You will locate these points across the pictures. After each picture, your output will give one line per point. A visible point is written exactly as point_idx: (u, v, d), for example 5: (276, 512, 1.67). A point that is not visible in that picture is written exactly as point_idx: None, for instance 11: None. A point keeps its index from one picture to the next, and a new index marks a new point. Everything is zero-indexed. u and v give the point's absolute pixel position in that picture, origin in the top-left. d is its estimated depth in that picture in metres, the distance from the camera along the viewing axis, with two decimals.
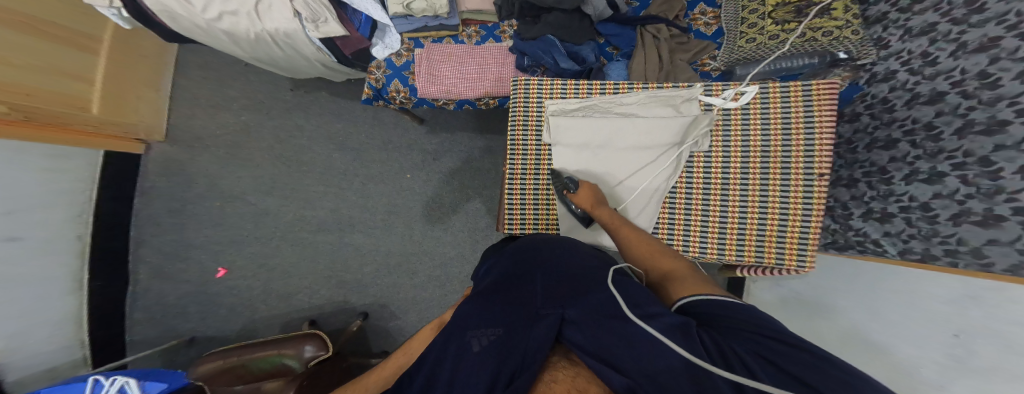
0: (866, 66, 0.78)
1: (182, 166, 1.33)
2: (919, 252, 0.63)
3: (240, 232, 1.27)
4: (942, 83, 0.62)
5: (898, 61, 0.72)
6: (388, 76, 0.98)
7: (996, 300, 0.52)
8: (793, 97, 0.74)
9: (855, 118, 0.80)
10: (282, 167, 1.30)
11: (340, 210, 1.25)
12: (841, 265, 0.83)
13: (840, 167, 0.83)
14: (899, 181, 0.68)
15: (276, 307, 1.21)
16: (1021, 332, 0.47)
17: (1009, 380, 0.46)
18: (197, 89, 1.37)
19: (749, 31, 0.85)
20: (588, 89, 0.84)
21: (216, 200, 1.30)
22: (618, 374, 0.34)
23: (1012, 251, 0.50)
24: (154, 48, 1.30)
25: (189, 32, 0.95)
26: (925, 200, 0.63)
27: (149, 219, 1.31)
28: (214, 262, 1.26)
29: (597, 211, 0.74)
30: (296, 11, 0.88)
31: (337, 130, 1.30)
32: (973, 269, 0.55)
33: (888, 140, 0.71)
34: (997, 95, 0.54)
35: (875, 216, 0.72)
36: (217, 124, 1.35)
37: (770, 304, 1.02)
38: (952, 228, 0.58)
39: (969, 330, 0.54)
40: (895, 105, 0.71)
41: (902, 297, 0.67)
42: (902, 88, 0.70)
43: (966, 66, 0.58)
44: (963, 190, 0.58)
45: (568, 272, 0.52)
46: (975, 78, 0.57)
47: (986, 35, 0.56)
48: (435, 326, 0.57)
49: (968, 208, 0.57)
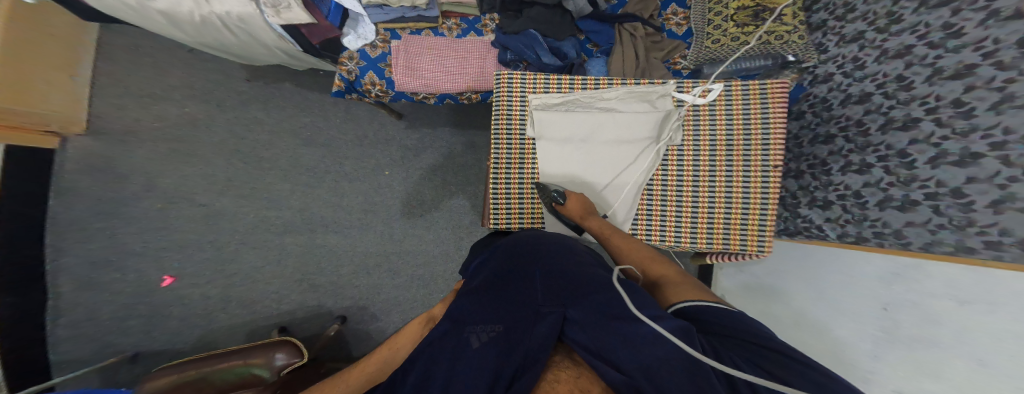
0: (809, 69, 0.88)
1: (111, 162, 1.16)
2: (853, 235, 0.73)
3: (191, 236, 1.14)
4: (868, 85, 0.72)
5: (834, 65, 0.82)
6: (362, 67, 0.94)
7: (916, 275, 0.63)
8: (753, 97, 0.81)
9: (801, 115, 0.90)
10: (239, 164, 1.19)
11: (309, 209, 1.17)
12: (793, 250, 0.94)
13: (791, 160, 0.92)
14: (837, 173, 0.78)
15: (239, 316, 1.11)
16: (941, 304, 0.57)
17: (930, 347, 0.58)
18: (125, 75, 1.21)
19: (714, 32, 0.92)
20: (570, 83, 0.85)
21: (158, 201, 1.16)
22: (616, 370, 0.39)
23: (925, 231, 0.61)
24: (68, 24, 1.11)
25: (113, 10, 0.80)
26: (857, 188, 0.73)
27: (69, 223, 1.12)
28: (159, 270, 1.12)
29: (588, 222, 0.77)
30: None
31: (303, 125, 1.22)
32: (894, 248, 0.66)
33: (827, 136, 0.81)
34: (911, 95, 0.64)
35: (819, 203, 0.82)
36: (153, 116, 1.20)
37: (735, 289, 1.14)
38: (879, 213, 0.68)
39: (895, 303, 0.66)
40: (833, 104, 0.81)
41: (840, 278, 0.78)
42: (839, 90, 0.79)
43: (887, 70, 0.69)
44: (886, 179, 0.68)
45: (563, 267, 0.55)
46: (895, 81, 0.67)
47: (902, 44, 0.67)
48: (423, 321, 0.56)
49: (891, 194, 0.67)
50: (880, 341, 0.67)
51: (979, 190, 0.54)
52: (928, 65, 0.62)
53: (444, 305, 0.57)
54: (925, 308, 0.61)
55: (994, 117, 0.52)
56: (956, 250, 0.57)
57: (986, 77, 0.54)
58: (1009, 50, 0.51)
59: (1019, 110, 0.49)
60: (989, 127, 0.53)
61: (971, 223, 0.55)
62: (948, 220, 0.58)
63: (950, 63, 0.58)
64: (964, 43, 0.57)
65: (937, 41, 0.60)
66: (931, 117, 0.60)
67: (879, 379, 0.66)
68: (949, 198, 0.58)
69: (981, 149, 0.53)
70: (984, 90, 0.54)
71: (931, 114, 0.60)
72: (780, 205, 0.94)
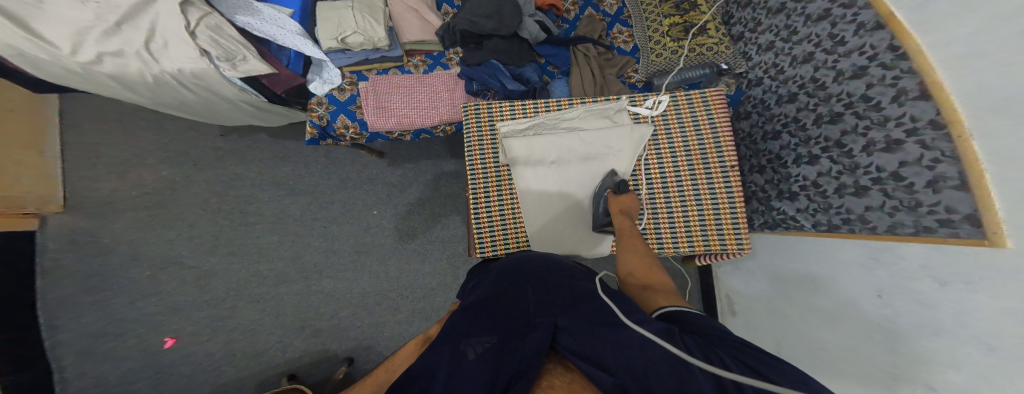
0: (742, 74, 0.97)
1: (94, 236, 1.16)
2: (826, 224, 0.77)
3: (185, 298, 1.14)
4: (792, 87, 0.83)
5: (760, 70, 0.92)
6: (332, 112, 0.94)
7: (892, 258, 0.65)
8: (697, 101, 0.88)
9: (748, 116, 0.97)
10: (224, 221, 1.19)
11: (302, 258, 1.18)
12: (777, 244, 0.97)
13: (750, 157, 0.98)
14: (793, 165, 0.84)
15: (246, 369, 1.09)
16: (916, 283, 0.61)
17: (935, 332, 0.57)
18: (95, 145, 1.21)
19: (655, 47, 1.00)
20: (534, 108, 0.88)
21: (148, 268, 1.16)
22: (605, 372, 0.42)
23: (884, 214, 0.65)
24: (34, 105, 1.13)
25: (60, 79, 0.80)
26: (813, 178, 0.79)
27: (64, 298, 1.12)
28: (161, 334, 1.12)
29: (620, 217, 0.76)
30: (204, 51, 0.78)
31: (285, 174, 1.22)
32: (864, 233, 0.69)
33: (773, 132, 0.89)
34: (828, 93, 0.74)
35: (787, 195, 0.86)
36: (131, 184, 1.20)
37: (735, 284, 1.16)
38: (839, 200, 0.74)
39: (887, 291, 0.66)
40: (770, 104, 0.90)
41: (828, 265, 0.80)
42: (771, 92, 0.89)
43: (801, 73, 0.80)
44: (835, 168, 0.74)
45: (555, 281, 0.58)
46: (810, 82, 0.78)
47: (805, 51, 0.79)
48: (421, 341, 0.62)
49: (843, 182, 0.73)
50: (885, 332, 0.66)
51: (914, 173, 0.59)
52: (831, 68, 0.73)
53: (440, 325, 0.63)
54: (914, 293, 0.61)
55: (900, 108, 0.60)
56: (917, 230, 0.60)
57: (879, 76, 0.63)
58: (886, 54, 0.62)
59: (915, 101, 0.57)
60: (899, 116, 0.61)
61: (920, 203, 0.59)
62: (900, 202, 0.62)
63: (847, 66, 0.70)
64: (851, 49, 0.68)
65: (830, 48, 0.73)
66: (851, 111, 0.70)
67: (904, 375, 0.62)
68: (893, 182, 0.63)
69: (900, 136, 0.61)
70: (881, 87, 0.63)
71: (850, 108, 0.70)
72: (751, 200, 0.98)
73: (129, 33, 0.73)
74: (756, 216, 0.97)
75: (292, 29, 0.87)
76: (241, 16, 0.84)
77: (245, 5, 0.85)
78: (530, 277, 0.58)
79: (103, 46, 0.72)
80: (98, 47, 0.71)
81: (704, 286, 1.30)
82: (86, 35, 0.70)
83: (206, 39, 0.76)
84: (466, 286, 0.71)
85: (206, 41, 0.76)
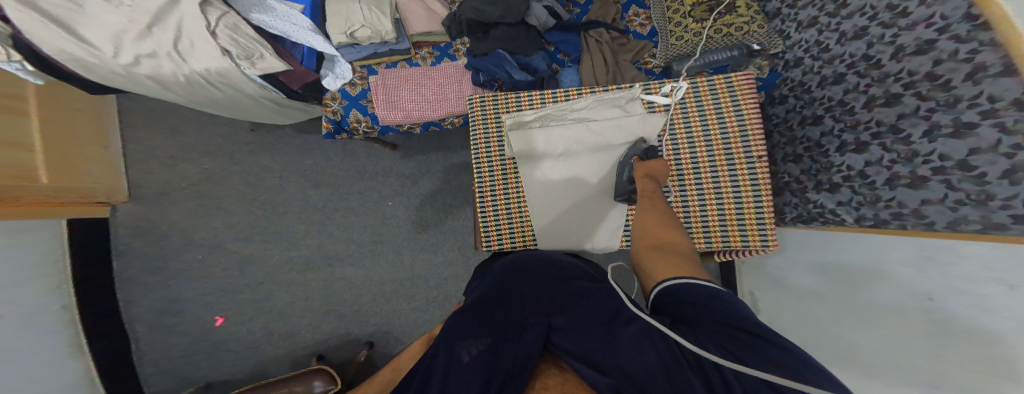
0: (777, 55, 0.89)
1: (152, 223, 1.29)
2: (871, 218, 0.68)
3: (229, 281, 1.26)
4: (839, 66, 0.73)
5: (800, 50, 0.83)
6: (345, 106, 0.96)
7: (950, 257, 0.58)
8: (721, 88, 0.81)
9: (783, 99, 0.89)
10: (257, 211, 1.28)
11: (326, 246, 1.24)
12: (810, 238, 0.90)
13: (784, 145, 0.90)
14: (836, 153, 0.75)
15: (282, 346, 1.20)
16: (976, 287, 0.54)
17: (989, 342, 0.50)
18: (148, 141, 1.33)
19: (676, 30, 0.95)
20: (542, 99, 0.85)
21: (198, 252, 1.28)
22: (601, 374, 0.40)
23: (945, 210, 0.56)
24: (97, 105, 1.25)
25: (109, 80, 0.86)
26: (860, 168, 0.70)
27: (134, 278, 1.27)
28: (211, 312, 1.24)
29: (643, 180, 0.72)
30: (226, 50, 0.83)
31: (308, 167, 1.28)
32: (919, 229, 0.61)
33: (814, 117, 0.80)
34: (883, 73, 0.65)
35: (825, 186, 0.78)
36: (180, 177, 1.31)
37: (760, 283, 1.08)
38: (890, 192, 0.65)
39: (939, 292, 0.59)
40: (811, 86, 0.80)
41: (872, 265, 0.71)
42: (813, 73, 0.80)
43: (850, 51, 0.71)
44: (887, 156, 0.65)
45: (553, 280, 0.57)
46: (862, 60, 0.68)
47: (856, 26, 0.69)
48: (423, 342, 0.63)
49: (897, 172, 0.64)
50: (931, 338, 0.59)
51: (988, 161, 0.50)
52: (888, 44, 0.63)
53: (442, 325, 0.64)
54: (975, 296, 0.53)
55: (974, 87, 0.51)
56: (985, 227, 0.51)
57: (948, 50, 0.54)
58: (959, 24, 0.52)
59: (996, 78, 0.48)
60: (973, 97, 0.51)
61: (993, 196, 0.50)
62: (965, 196, 0.53)
63: (909, 41, 0.60)
64: (914, 21, 0.59)
65: (888, 21, 0.63)
66: (911, 92, 0.60)
67: (949, 385, 0.55)
68: (958, 172, 0.54)
69: (973, 118, 0.51)
70: (952, 62, 0.53)
71: (909, 88, 0.60)
72: (781, 193, 0.90)
73: (159, 35, 0.77)
74: (787, 208, 0.89)
75: (303, 25, 0.88)
76: (256, 14, 0.87)
77: (259, 3, 0.88)
78: (529, 278, 0.58)
79: (139, 48, 0.77)
80: (134, 49, 0.77)
81: (726, 283, 1.23)
82: (122, 38, 0.75)
83: (226, 38, 0.80)
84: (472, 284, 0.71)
85: (226, 39, 0.81)
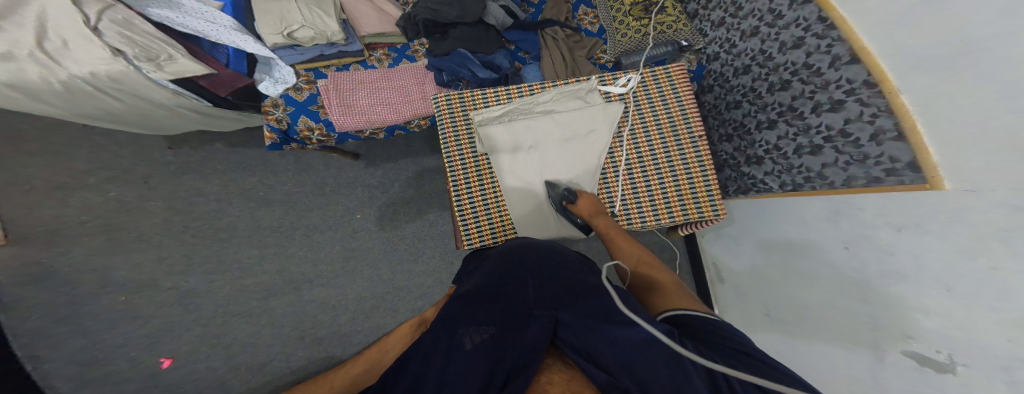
0: (701, 50, 0.98)
1: (49, 266, 1.06)
2: (791, 184, 0.79)
3: (170, 320, 1.09)
4: (744, 60, 0.84)
5: (716, 46, 0.92)
6: (292, 114, 0.84)
7: (851, 213, 0.68)
8: (662, 78, 0.87)
9: (711, 89, 0.98)
10: (194, 240, 1.13)
11: (287, 269, 1.15)
12: (750, 209, 1.01)
13: (717, 127, 0.98)
14: (756, 131, 0.85)
15: (252, 380, 1.07)
16: (879, 235, 0.63)
17: (899, 280, 0.61)
18: (26, 170, 1.10)
19: (620, 27, 0.97)
20: (507, 94, 0.83)
21: (120, 293, 1.09)
22: (600, 370, 0.41)
23: (839, 169, 0.68)
24: None
25: None
26: (774, 142, 0.81)
27: (30, 333, 1.02)
28: (154, 354, 1.06)
29: (598, 221, 0.77)
30: (116, 50, 0.68)
31: (252, 185, 1.18)
32: (824, 189, 0.72)
33: (734, 102, 0.90)
34: (776, 63, 0.76)
35: (753, 160, 0.87)
36: (78, 209, 1.11)
37: (718, 249, 1.21)
38: (799, 160, 0.76)
39: (852, 243, 0.69)
40: (729, 76, 0.90)
41: (798, 224, 0.83)
42: (728, 65, 0.89)
43: (750, 46, 0.81)
44: (791, 130, 0.76)
45: (551, 272, 0.57)
46: (759, 54, 0.79)
47: (751, 26, 0.80)
48: (416, 324, 0.59)
49: (800, 143, 0.75)
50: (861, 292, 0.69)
51: (859, 129, 0.62)
52: (775, 40, 0.75)
53: (434, 308, 0.61)
54: (873, 242, 0.65)
55: (836, 73, 0.63)
56: (868, 181, 0.63)
57: (814, 45, 0.66)
58: (816, 26, 0.65)
59: (848, 65, 0.61)
60: (836, 80, 0.64)
61: (868, 156, 0.62)
62: (850, 157, 0.66)
63: (788, 38, 0.72)
64: (788, 21, 0.71)
65: (771, 22, 0.75)
66: (797, 78, 0.72)
67: (887, 343, 0.64)
68: (841, 140, 0.67)
69: (841, 96, 0.64)
70: (818, 54, 0.66)
71: (795, 75, 0.72)
72: (723, 168, 0.99)
73: (11, 31, 0.60)
74: (730, 182, 0.98)
75: (224, 23, 0.77)
76: (155, 10, 0.74)
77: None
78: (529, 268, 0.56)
79: None
80: None
81: (694, 256, 1.34)
82: None
83: (115, 35, 0.67)
84: (460, 274, 0.69)
85: (118, 38, 0.67)
